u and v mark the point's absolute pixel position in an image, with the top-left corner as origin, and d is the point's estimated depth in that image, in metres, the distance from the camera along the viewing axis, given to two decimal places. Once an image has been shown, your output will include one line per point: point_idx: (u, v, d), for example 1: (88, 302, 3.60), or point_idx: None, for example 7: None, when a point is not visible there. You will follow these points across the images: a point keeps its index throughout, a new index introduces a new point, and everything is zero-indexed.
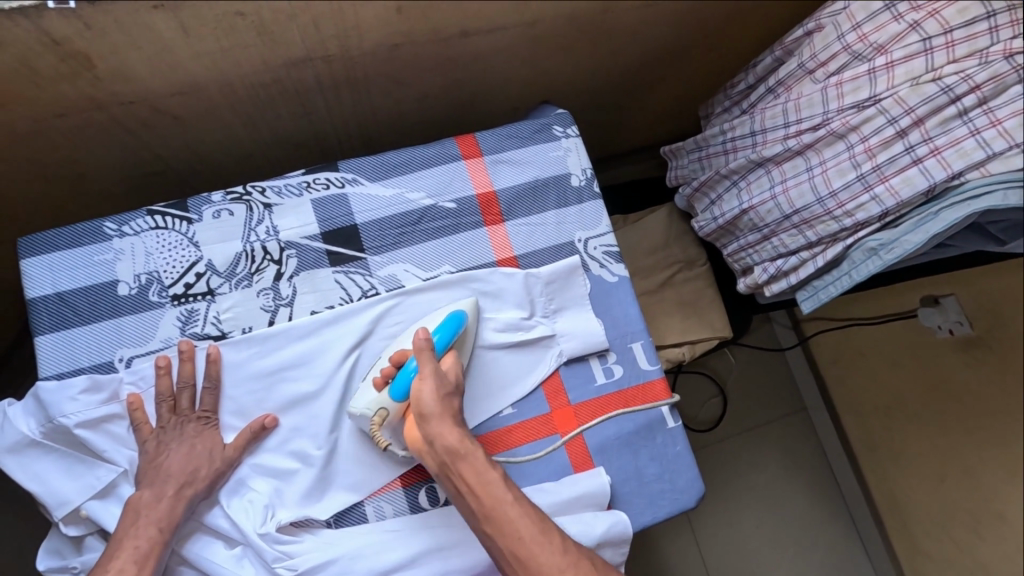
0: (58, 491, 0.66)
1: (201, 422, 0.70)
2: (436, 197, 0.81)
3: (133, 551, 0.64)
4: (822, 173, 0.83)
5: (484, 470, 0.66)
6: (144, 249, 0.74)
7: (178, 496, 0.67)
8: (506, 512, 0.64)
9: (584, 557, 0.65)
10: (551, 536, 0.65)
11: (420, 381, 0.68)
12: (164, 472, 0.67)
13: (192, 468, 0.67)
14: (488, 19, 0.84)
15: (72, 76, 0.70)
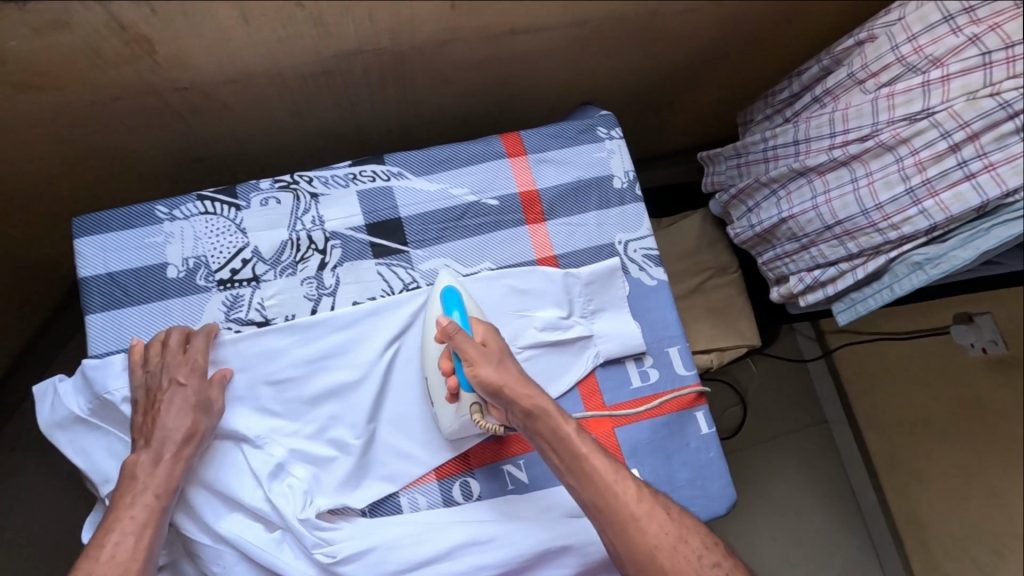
0: (105, 466, 0.68)
1: (192, 368, 0.68)
2: (480, 193, 0.82)
3: (131, 520, 0.63)
4: (868, 185, 0.82)
5: (560, 428, 0.68)
6: (193, 234, 0.75)
7: (176, 458, 0.65)
8: (590, 463, 0.67)
9: (657, 499, 0.68)
10: (627, 482, 0.68)
11: (473, 362, 0.67)
12: (161, 431, 0.65)
13: (190, 427, 0.66)
14: (537, 19, 0.85)
15: (133, 61, 0.71)
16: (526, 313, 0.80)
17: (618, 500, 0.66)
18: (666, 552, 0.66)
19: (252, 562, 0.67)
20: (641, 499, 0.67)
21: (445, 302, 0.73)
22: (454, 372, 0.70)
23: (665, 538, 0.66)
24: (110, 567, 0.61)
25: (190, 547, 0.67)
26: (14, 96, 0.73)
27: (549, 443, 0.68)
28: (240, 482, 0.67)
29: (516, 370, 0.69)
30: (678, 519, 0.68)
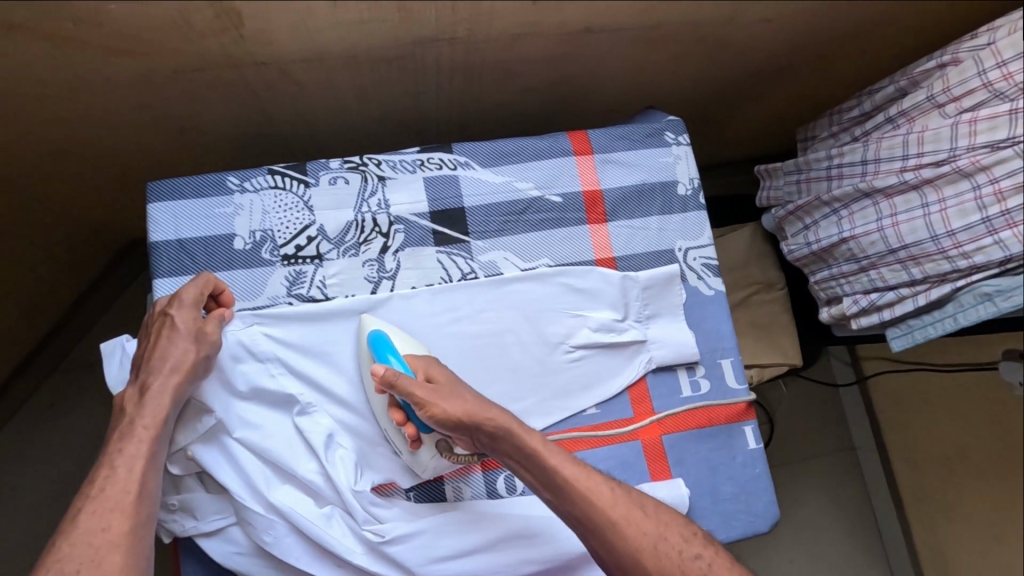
0: None
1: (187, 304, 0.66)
2: (544, 189, 0.82)
3: (122, 452, 0.61)
4: (940, 211, 0.80)
5: (525, 445, 0.65)
6: (262, 207, 0.76)
7: (166, 385, 0.63)
8: (560, 476, 0.65)
9: (636, 504, 0.66)
10: (602, 487, 0.65)
11: (424, 402, 0.63)
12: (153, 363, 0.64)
13: (182, 354, 0.64)
14: (613, 19, 0.85)
15: (220, 32, 0.72)
16: (582, 313, 0.80)
17: (596, 509, 0.64)
18: (650, 555, 0.64)
19: (302, 535, 0.66)
20: (619, 503, 0.65)
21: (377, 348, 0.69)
22: (409, 421, 0.66)
23: (648, 541, 0.64)
24: (106, 502, 0.59)
25: (243, 516, 0.66)
26: (101, 61, 0.74)
27: (516, 461, 0.66)
28: (294, 454, 0.68)
29: (473, 395, 0.65)
30: (665, 519, 0.66)
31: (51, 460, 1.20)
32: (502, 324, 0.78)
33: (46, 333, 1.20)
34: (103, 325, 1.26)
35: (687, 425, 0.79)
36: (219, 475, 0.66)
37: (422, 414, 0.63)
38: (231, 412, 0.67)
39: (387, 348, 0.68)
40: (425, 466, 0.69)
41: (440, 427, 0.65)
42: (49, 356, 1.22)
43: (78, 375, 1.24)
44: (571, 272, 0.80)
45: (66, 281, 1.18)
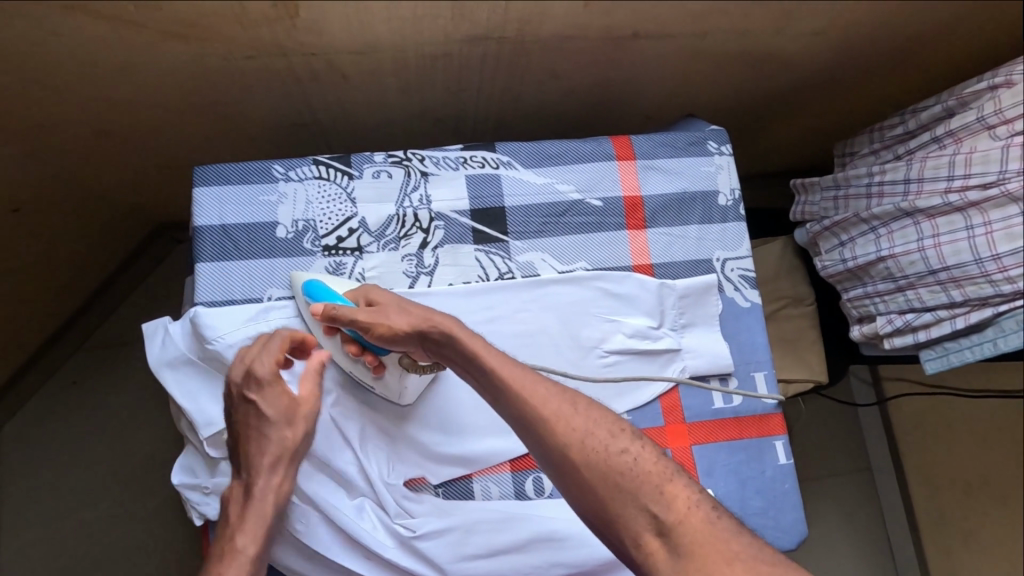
0: (207, 412, 0.67)
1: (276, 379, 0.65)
2: (585, 192, 0.81)
3: (232, 555, 0.59)
4: (986, 234, 0.80)
5: (464, 347, 0.63)
6: (305, 197, 0.76)
7: (272, 474, 0.62)
8: (497, 375, 0.62)
9: (572, 402, 0.62)
10: (539, 387, 0.62)
11: (366, 326, 0.65)
12: (257, 452, 0.62)
13: (283, 437, 0.63)
14: (662, 26, 0.84)
15: (275, 21, 0.73)
16: (617, 319, 0.79)
17: (527, 403, 0.61)
18: (576, 446, 0.60)
19: (334, 525, 0.67)
20: (552, 401, 0.61)
21: (315, 294, 0.69)
22: (364, 349, 0.68)
23: (575, 433, 0.60)
24: None
25: None
26: (155, 44, 0.75)
27: (459, 365, 0.64)
28: (329, 445, 0.68)
29: (412, 305, 0.66)
30: (599, 418, 0.62)
31: (73, 437, 1.21)
32: (537, 325, 0.78)
33: (73, 311, 1.21)
34: (129, 306, 1.26)
35: (717, 436, 0.78)
36: None
37: (370, 336, 0.65)
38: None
39: (327, 287, 0.69)
40: (397, 388, 0.70)
41: (389, 344, 0.66)
42: (75, 334, 1.23)
43: (101, 355, 1.24)
44: (609, 277, 0.79)
45: (97, 260, 1.19)
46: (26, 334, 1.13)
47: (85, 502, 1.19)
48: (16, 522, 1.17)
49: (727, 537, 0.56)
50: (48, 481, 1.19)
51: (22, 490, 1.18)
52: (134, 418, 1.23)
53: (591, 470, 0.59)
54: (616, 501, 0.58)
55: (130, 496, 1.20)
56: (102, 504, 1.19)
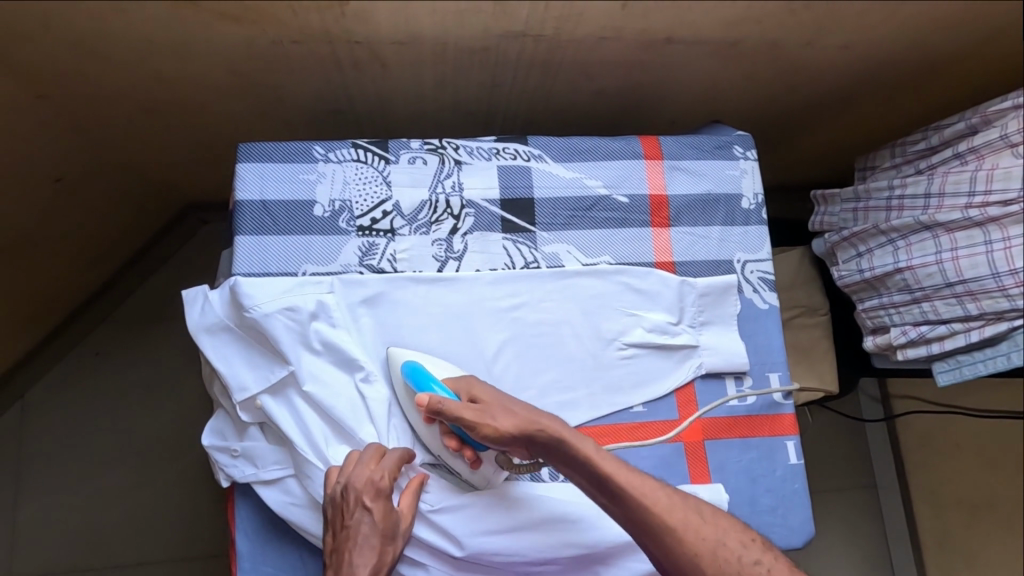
0: (239, 376, 0.69)
1: (387, 499, 0.64)
2: (612, 188, 0.84)
3: None
4: (1005, 249, 0.81)
5: (576, 453, 0.65)
6: (343, 178, 0.79)
7: None
8: (618, 484, 0.65)
9: (692, 509, 0.66)
10: (657, 494, 0.66)
11: (476, 428, 0.65)
12: (349, 565, 0.62)
13: (378, 559, 0.63)
14: (695, 31, 0.87)
15: (325, 8, 0.76)
16: (638, 313, 0.81)
17: (654, 515, 0.65)
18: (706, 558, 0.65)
19: None
20: (676, 510, 0.66)
21: (412, 376, 0.70)
22: (465, 445, 0.68)
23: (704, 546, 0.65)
24: None
25: (302, 469, 0.68)
26: (208, 25, 0.79)
27: (570, 469, 0.66)
28: (357, 417, 0.70)
29: (521, 405, 0.67)
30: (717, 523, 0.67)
31: (95, 404, 1.24)
32: (560, 315, 0.80)
33: (102, 283, 1.24)
34: (154, 282, 1.30)
35: (729, 433, 0.80)
36: (283, 426, 0.69)
37: (477, 437, 0.66)
38: (302, 366, 0.70)
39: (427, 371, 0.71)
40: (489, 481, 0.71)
41: (494, 445, 0.67)
42: (102, 306, 1.26)
43: (124, 327, 1.28)
44: (633, 272, 0.81)
45: (128, 234, 1.22)
46: (57, 302, 1.17)
47: (102, 469, 1.22)
48: (34, 484, 1.20)
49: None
50: (67, 447, 1.22)
51: (43, 454, 1.21)
52: (155, 390, 1.26)
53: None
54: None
55: (147, 466, 1.23)
56: (118, 472, 1.22)
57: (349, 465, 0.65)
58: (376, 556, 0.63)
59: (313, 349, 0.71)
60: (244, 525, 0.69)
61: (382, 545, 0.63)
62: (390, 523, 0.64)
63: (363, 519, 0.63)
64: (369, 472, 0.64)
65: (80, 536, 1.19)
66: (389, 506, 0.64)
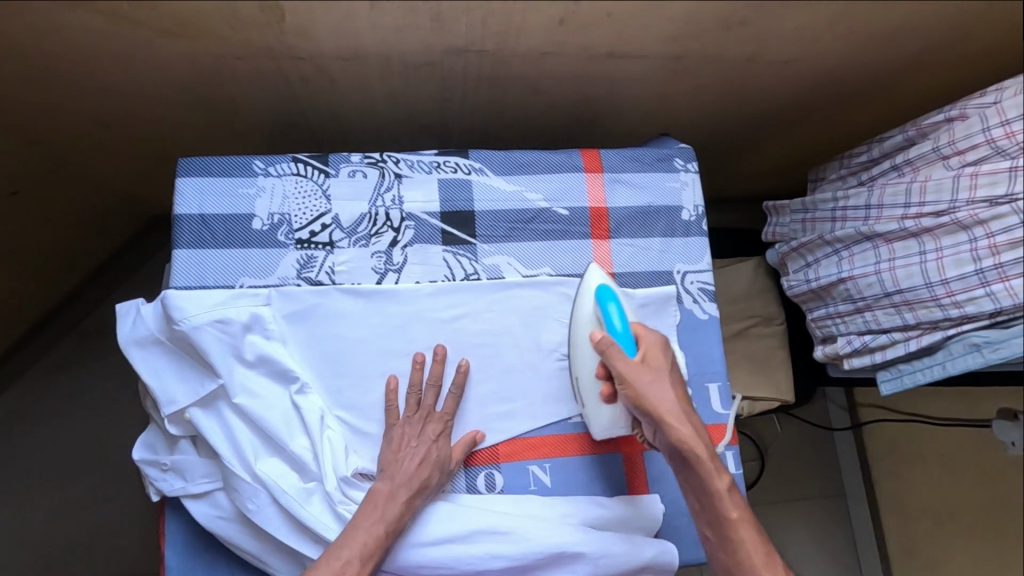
0: (169, 389, 0.70)
1: (441, 423, 0.74)
2: (552, 201, 0.85)
3: (358, 552, 0.65)
4: (937, 260, 0.82)
5: (711, 483, 0.69)
6: (282, 192, 0.79)
7: (409, 501, 0.69)
8: (735, 531, 0.69)
9: None
10: (772, 560, 0.69)
11: (634, 389, 0.69)
12: (405, 472, 0.70)
13: (428, 474, 0.71)
14: (638, 46, 0.88)
15: (263, 25, 0.76)
16: None
17: (732, 535, 0.69)
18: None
19: (282, 508, 0.69)
20: None
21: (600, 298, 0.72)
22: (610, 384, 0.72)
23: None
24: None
25: (230, 482, 0.68)
26: (150, 44, 0.79)
27: (695, 491, 0.70)
28: (289, 430, 0.71)
29: (677, 398, 0.71)
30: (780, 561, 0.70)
31: (56, 419, 1.23)
32: (500, 326, 0.80)
33: (64, 296, 1.24)
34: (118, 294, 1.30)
35: None
36: (212, 439, 0.69)
37: (625, 390, 0.70)
38: (231, 378, 0.71)
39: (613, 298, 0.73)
40: (606, 424, 0.75)
41: (634, 410, 0.71)
42: (64, 318, 1.26)
43: (87, 342, 1.27)
44: (574, 285, 0.82)
45: (88, 247, 1.22)
46: (18, 317, 1.17)
47: (63, 485, 1.21)
48: None
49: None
50: (27, 464, 1.21)
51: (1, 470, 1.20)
52: (118, 404, 1.26)
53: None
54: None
55: (110, 480, 1.22)
56: (79, 487, 1.21)
57: (415, 382, 0.76)
58: (428, 469, 0.71)
59: (244, 362, 0.72)
60: (176, 536, 0.70)
61: (432, 464, 0.71)
62: (441, 451, 0.73)
63: (419, 433, 0.73)
64: (432, 394, 0.76)
65: (37, 554, 1.17)
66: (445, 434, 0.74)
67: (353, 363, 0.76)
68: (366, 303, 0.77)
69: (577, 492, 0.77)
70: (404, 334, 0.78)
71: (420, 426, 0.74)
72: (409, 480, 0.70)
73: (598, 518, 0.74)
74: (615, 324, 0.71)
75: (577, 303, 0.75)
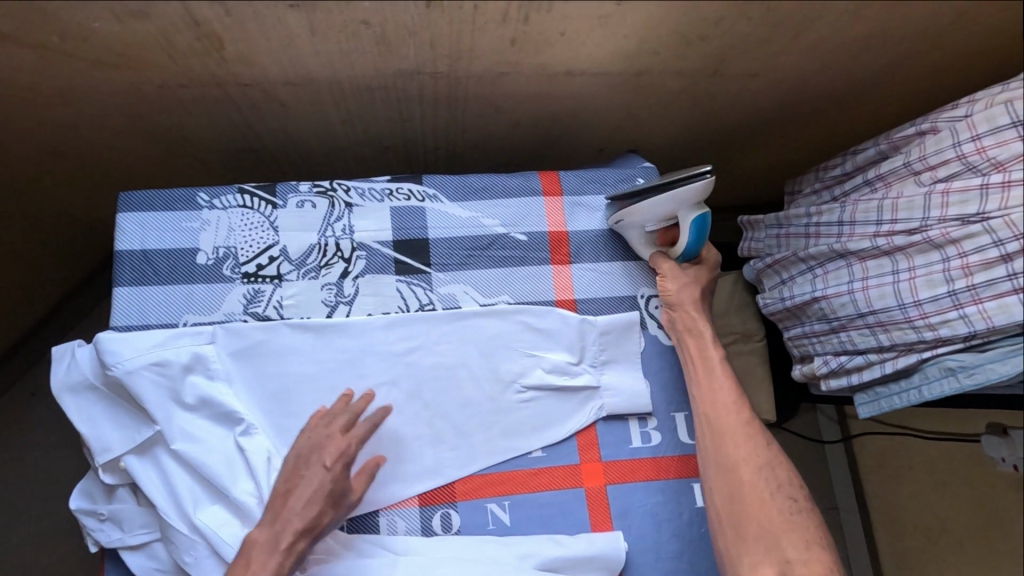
0: (104, 437, 0.69)
1: (343, 462, 0.66)
2: (510, 227, 0.82)
3: None
4: (909, 280, 0.78)
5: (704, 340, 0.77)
6: (228, 224, 0.77)
7: (290, 551, 0.63)
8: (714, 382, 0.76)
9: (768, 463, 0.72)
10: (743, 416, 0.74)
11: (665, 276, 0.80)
12: (285, 516, 0.63)
13: (315, 516, 0.64)
14: (596, 64, 0.85)
15: (203, 54, 0.74)
16: (538, 354, 0.79)
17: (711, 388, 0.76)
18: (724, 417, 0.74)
19: (221, 559, 0.67)
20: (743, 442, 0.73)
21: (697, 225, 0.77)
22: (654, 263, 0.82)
23: (730, 415, 0.74)
24: None
25: (168, 534, 0.68)
26: (87, 74, 0.76)
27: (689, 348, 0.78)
28: (231, 474, 0.68)
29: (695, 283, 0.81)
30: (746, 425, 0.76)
31: None
32: (457, 359, 0.77)
33: (13, 341, 1.14)
34: (76, 333, 1.20)
35: (633, 477, 0.77)
36: (149, 489, 0.68)
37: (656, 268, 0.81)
38: (170, 423, 0.69)
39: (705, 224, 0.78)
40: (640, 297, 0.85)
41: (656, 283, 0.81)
42: (16, 362, 1.16)
43: (33, 383, 1.17)
44: (532, 313, 0.79)
45: (46, 286, 1.14)
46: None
47: None
48: None
49: (784, 546, 0.68)
50: None
51: None
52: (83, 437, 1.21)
53: (721, 430, 0.74)
54: (724, 447, 0.72)
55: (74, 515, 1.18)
56: None
57: (334, 410, 0.69)
58: (315, 512, 0.64)
59: (184, 405, 0.70)
60: None
61: (321, 500, 0.64)
62: (336, 485, 0.65)
63: (316, 455, 0.66)
64: (343, 423, 0.67)
65: None
66: (346, 466, 0.66)
67: (300, 401, 0.73)
68: (312, 338, 0.74)
69: (538, 533, 0.74)
70: (354, 369, 0.75)
71: (320, 451, 0.66)
72: (292, 524, 0.63)
73: (554, 560, 0.72)
74: (705, 234, 0.79)
75: (687, 197, 0.74)
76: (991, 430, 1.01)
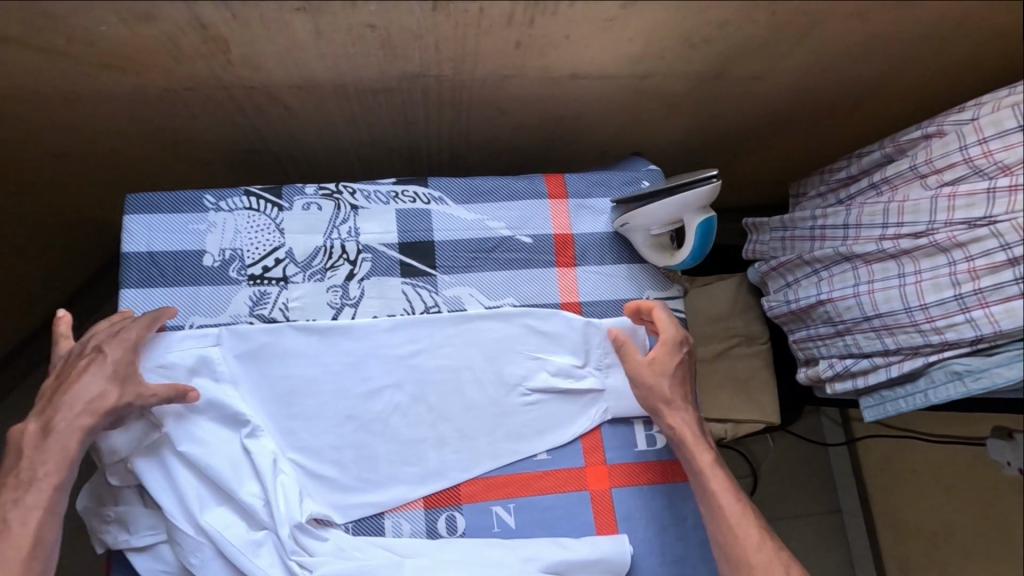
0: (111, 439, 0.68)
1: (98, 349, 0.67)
2: (515, 230, 0.82)
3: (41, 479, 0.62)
4: (915, 283, 0.78)
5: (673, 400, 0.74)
6: (234, 226, 0.77)
7: (76, 425, 0.64)
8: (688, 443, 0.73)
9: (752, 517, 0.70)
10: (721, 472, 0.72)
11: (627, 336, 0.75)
12: (71, 399, 0.64)
13: (98, 394, 0.65)
14: (601, 67, 0.85)
15: (209, 57, 0.74)
16: (543, 356, 0.79)
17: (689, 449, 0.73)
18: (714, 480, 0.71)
19: (226, 560, 0.68)
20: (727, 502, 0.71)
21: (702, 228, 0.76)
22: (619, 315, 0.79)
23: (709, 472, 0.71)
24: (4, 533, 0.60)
25: (174, 535, 0.68)
26: (93, 76, 0.76)
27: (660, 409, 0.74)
28: (238, 476, 0.69)
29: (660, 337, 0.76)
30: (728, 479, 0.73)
31: None
32: (461, 362, 0.77)
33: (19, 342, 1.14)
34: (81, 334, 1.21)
35: (638, 480, 0.77)
36: (155, 491, 0.68)
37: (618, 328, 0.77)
38: (179, 425, 0.69)
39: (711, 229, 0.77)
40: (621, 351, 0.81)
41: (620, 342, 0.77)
42: (21, 362, 1.16)
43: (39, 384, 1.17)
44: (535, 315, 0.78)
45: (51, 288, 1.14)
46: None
47: None
48: None
49: None
50: None
51: None
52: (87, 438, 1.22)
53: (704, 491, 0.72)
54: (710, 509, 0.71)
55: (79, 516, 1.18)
56: None
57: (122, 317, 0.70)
58: (98, 390, 0.65)
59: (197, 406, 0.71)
60: None
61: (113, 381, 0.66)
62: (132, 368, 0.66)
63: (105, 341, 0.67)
64: (147, 323, 0.69)
65: None
66: (124, 349, 0.67)
67: (306, 403, 0.73)
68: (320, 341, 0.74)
69: (543, 536, 0.74)
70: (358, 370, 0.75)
71: (111, 340, 0.67)
72: (75, 404, 0.64)
73: (558, 562, 0.71)
74: (711, 237, 0.77)
75: (691, 197, 0.74)
76: (997, 434, 1.01)
